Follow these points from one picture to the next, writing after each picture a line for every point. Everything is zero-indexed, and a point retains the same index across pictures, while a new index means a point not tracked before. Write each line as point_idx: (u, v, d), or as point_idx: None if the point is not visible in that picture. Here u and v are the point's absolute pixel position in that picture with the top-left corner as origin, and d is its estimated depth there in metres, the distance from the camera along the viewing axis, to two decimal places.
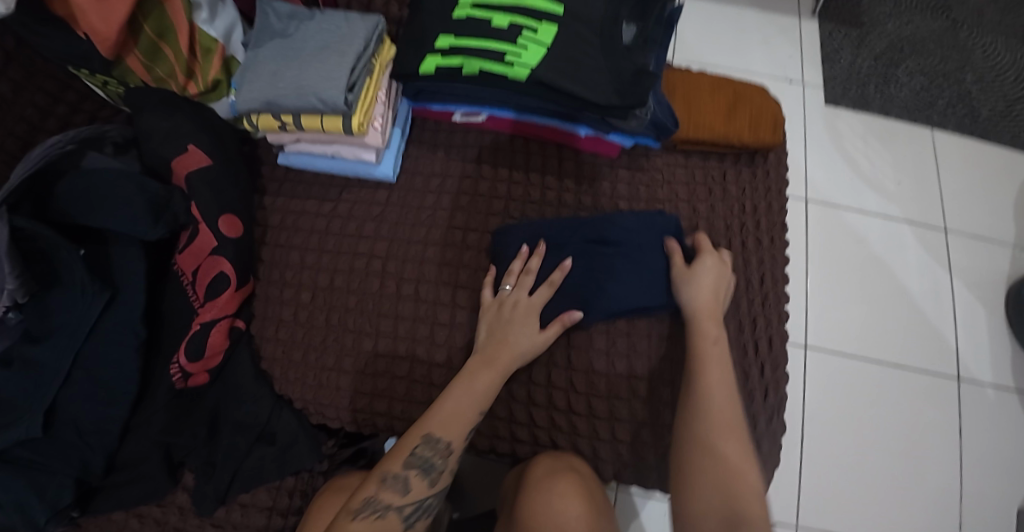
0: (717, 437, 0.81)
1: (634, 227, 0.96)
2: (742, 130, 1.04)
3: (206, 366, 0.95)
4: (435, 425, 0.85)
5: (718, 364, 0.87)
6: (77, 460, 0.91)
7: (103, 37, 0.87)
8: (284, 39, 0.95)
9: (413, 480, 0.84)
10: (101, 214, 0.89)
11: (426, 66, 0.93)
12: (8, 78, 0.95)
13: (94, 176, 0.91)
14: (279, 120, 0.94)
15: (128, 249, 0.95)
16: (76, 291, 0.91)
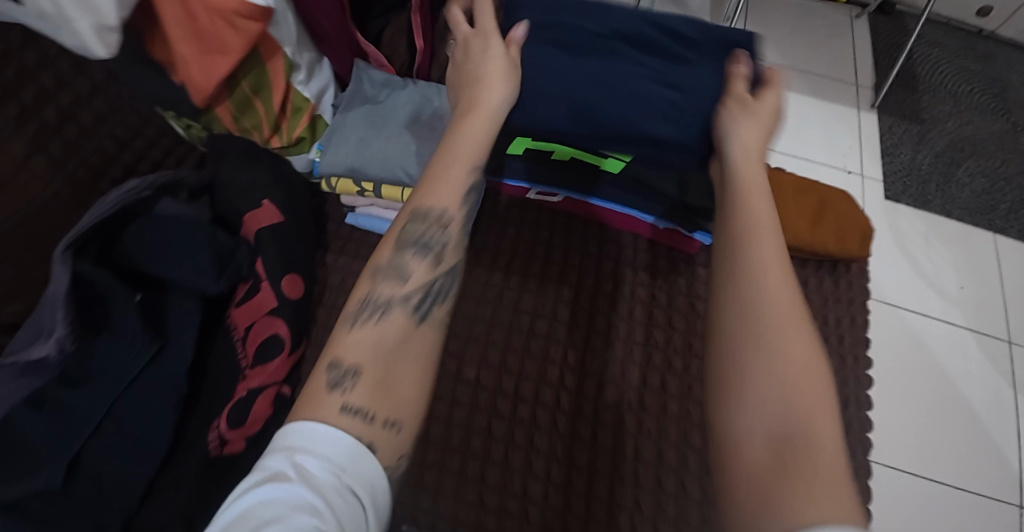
0: (763, 286, 0.61)
1: (700, 74, 0.77)
2: (828, 240, 0.98)
3: (245, 434, 0.88)
4: (423, 195, 0.68)
5: (801, 356, 0.58)
6: (94, 523, 0.81)
7: (200, 88, 0.84)
8: (375, 106, 0.93)
9: (399, 286, 0.66)
10: (167, 265, 0.88)
11: (514, 145, 0.93)
12: (92, 108, 0.98)
13: (166, 225, 0.89)
14: (358, 186, 0.91)
15: (185, 299, 0.91)
16: (129, 339, 0.86)
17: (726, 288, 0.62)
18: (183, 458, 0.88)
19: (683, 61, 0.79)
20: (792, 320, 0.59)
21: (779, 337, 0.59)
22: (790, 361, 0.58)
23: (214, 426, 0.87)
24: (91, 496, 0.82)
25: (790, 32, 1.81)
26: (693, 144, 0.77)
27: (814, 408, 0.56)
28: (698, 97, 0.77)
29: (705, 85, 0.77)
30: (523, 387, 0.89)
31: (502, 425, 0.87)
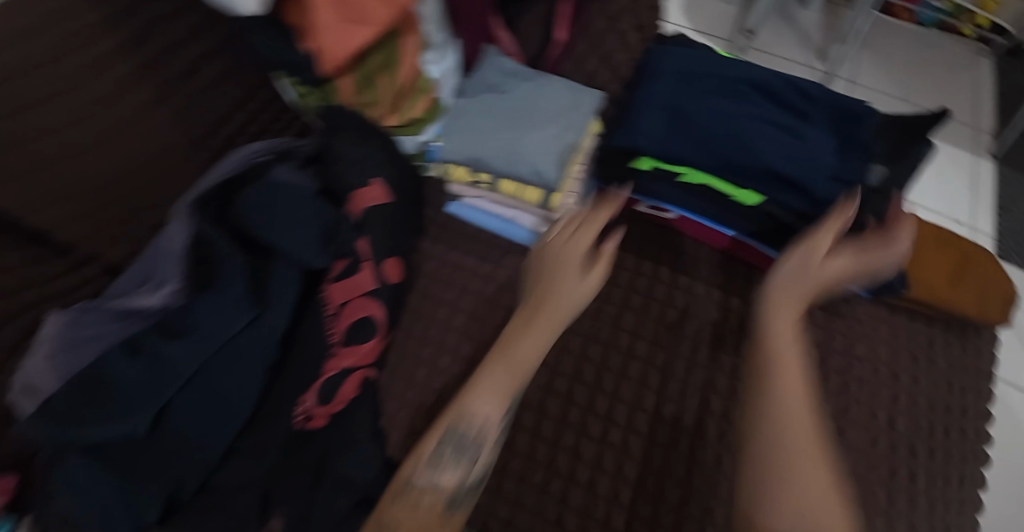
0: (787, 410, 0.69)
1: (819, 137, 0.84)
2: (964, 300, 0.90)
3: (331, 410, 0.87)
4: (494, 368, 0.80)
5: (794, 422, 0.69)
6: (173, 480, 0.81)
7: (333, 54, 0.85)
8: (499, 97, 0.90)
9: (453, 446, 0.76)
10: (274, 234, 0.84)
11: (640, 162, 0.87)
12: (220, 65, 1.00)
13: (277, 191, 0.86)
14: (472, 177, 0.88)
15: (288, 272, 0.89)
16: (229, 304, 0.85)
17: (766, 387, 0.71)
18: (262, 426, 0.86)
19: (800, 131, 0.84)
20: (802, 427, 0.68)
21: (781, 413, 0.69)
22: (794, 449, 0.67)
23: (299, 403, 0.85)
24: (174, 448, 0.81)
25: (914, 67, 1.62)
26: (825, 190, 0.80)
27: (790, 471, 0.66)
28: (814, 143, 0.83)
29: (826, 151, 0.83)
30: (617, 411, 0.85)
31: (590, 446, 0.82)
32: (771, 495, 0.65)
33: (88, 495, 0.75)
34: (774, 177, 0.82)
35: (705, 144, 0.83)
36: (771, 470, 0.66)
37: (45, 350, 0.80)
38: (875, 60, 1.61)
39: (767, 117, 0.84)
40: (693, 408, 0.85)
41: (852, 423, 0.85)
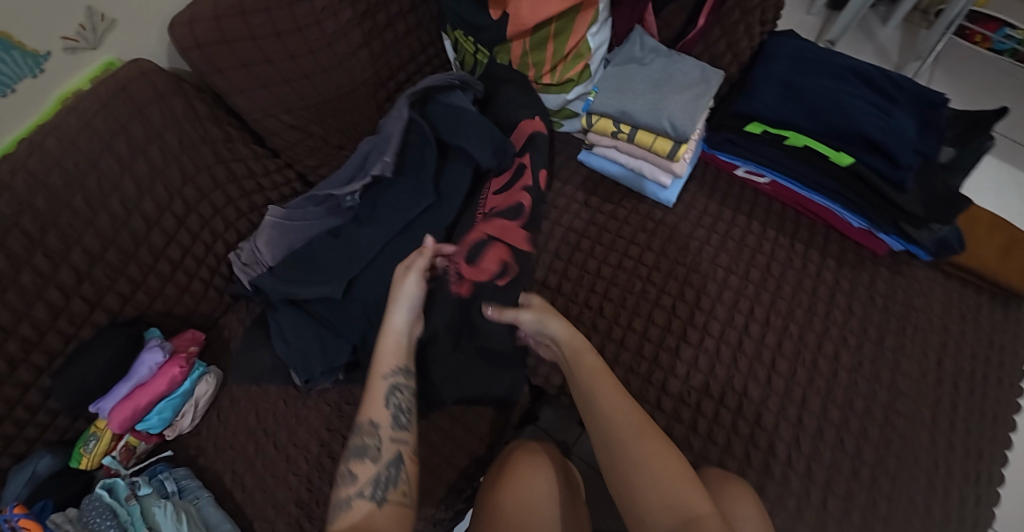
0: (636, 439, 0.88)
1: (903, 118, 1.05)
2: (1010, 272, 1.06)
3: (477, 276, 1.09)
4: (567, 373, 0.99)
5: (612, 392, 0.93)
6: (359, 331, 1.07)
7: (521, 21, 1.10)
8: (643, 67, 1.13)
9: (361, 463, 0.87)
10: (458, 137, 1.12)
11: (753, 126, 1.11)
12: (407, 21, 1.23)
13: (458, 110, 1.14)
14: (615, 127, 1.12)
15: (460, 168, 1.14)
16: (411, 191, 1.11)
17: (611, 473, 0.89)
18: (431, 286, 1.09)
19: (887, 112, 1.05)
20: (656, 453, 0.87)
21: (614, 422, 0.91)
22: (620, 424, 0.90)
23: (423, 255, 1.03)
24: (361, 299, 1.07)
25: None
26: (898, 154, 1.01)
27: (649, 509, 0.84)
28: (899, 122, 1.04)
29: (908, 129, 1.04)
30: (711, 323, 1.06)
31: (689, 349, 1.05)
32: (633, 470, 0.86)
33: (300, 328, 1.07)
34: (868, 145, 1.04)
35: (814, 113, 1.06)
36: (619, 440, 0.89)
37: (266, 234, 1.12)
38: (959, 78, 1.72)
39: (862, 97, 1.06)
40: (773, 329, 1.06)
41: (906, 358, 1.03)
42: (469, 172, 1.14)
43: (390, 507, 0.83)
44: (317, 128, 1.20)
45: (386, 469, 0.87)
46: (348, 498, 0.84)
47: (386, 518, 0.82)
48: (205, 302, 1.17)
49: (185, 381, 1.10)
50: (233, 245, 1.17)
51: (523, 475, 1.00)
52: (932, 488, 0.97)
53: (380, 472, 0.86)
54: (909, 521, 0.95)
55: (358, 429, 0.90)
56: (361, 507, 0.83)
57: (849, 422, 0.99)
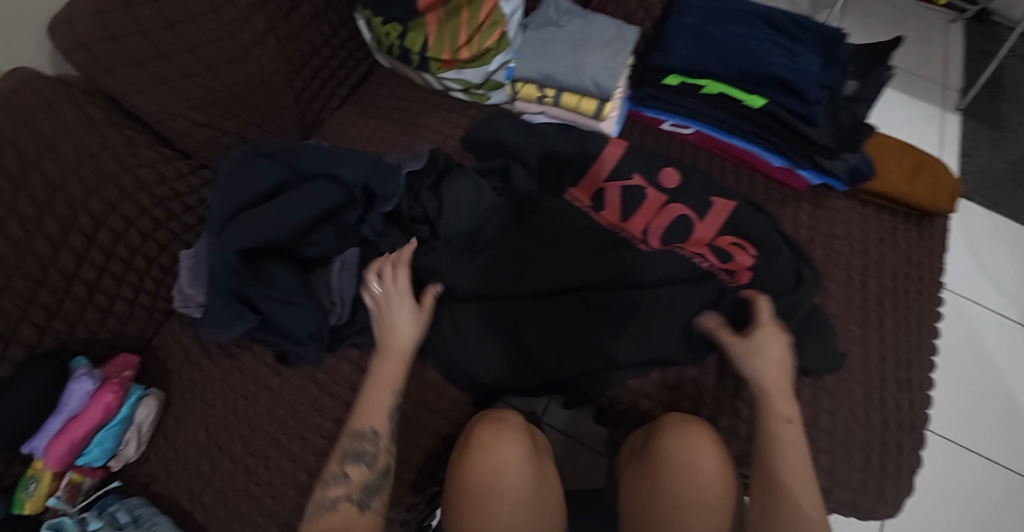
0: (787, 494, 0.87)
1: (808, 55, 1.09)
2: (921, 194, 1.13)
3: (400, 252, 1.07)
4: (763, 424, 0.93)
5: (797, 450, 0.90)
6: (309, 325, 1.03)
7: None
8: (559, 29, 1.14)
9: (355, 470, 0.93)
10: (289, 157, 1.09)
11: (672, 79, 1.13)
12: (312, 4, 1.18)
13: (315, 148, 1.11)
14: (540, 92, 1.15)
15: (255, 164, 1.07)
16: (302, 195, 1.04)
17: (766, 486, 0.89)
18: (287, 300, 1.02)
19: (793, 50, 1.09)
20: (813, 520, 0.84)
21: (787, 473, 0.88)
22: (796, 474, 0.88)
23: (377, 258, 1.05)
24: (292, 317, 1.02)
25: (889, 32, 1.90)
26: (807, 90, 1.05)
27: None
28: (806, 61, 1.08)
29: (813, 66, 1.08)
30: None
31: None
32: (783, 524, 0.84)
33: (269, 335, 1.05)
34: (776, 84, 1.07)
35: (727, 60, 1.09)
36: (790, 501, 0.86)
37: (191, 270, 1.09)
38: (856, 25, 1.88)
39: (769, 41, 1.10)
40: None
41: (833, 282, 1.10)
42: (330, 184, 1.06)
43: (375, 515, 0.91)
44: (230, 123, 1.15)
45: (377, 477, 0.93)
46: (332, 503, 0.90)
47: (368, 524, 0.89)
48: (132, 323, 1.11)
49: (122, 407, 1.05)
50: (154, 257, 1.11)
51: (501, 481, 0.98)
52: (870, 397, 1.03)
53: (372, 478, 0.93)
54: (854, 432, 1.01)
55: (348, 435, 0.95)
56: (343, 511, 0.89)
57: None
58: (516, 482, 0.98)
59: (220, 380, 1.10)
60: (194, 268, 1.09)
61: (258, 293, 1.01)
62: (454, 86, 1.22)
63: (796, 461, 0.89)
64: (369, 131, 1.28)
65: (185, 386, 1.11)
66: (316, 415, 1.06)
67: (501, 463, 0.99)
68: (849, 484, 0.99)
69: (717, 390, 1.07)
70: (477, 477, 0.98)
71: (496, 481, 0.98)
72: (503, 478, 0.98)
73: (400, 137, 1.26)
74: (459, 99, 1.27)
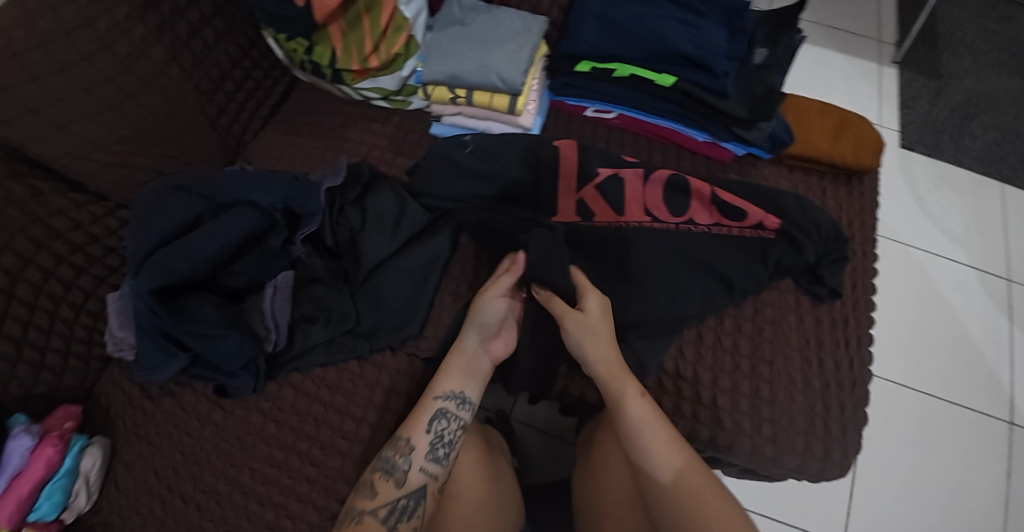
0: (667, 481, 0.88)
1: (713, 27, 1.09)
2: (843, 152, 1.13)
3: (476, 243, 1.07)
4: (625, 389, 0.94)
5: (655, 425, 0.91)
6: (241, 358, 1.02)
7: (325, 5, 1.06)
8: (465, 27, 1.13)
9: (379, 483, 0.91)
10: (206, 185, 1.07)
11: (582, 65, 1.12)
12: (214, 27, 1.15)
13: (231, 174, 1.09)
14: (452, 93, 1.13)
15: (173, 198, 1.05)
16: (220, 225, 1.02)
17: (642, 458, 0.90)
18: (212, 334, 1.00)
19: (696, 25, 1.08)
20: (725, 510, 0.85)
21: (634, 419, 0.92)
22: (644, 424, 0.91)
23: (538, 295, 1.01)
24: (221, 352, 1.01)
25: None
26: (714, 65, 1.05)
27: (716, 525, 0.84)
28: (711, 35, 1.07)
29: (718, 38, 1.07)
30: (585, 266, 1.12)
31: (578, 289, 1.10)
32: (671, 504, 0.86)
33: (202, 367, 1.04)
34: (684, 61, 1.07)
35: (631, 42, 1.08)
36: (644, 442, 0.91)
37: (121, 313, 1.07)
38: None
39: (673, 18, 1.09)
40: None
41: None
42: (249, 212, 1.04)
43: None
44: (143, 158, 1.12)
45: (405, 498, 0.91)
46: (357, 514, 0.89)
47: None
48: (69, 374, 1.09)
49: (66, 459, 1.02)
50: (81, 305, 1.08)
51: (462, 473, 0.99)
52: (807, 361, 1.03)
53: (401, 499, 0.91)
54: (794, 397, 1.01)
55: (386, 445, 0.94)
56: (366, 524, 0.88)
57: (726, 321, 1.05)
58: (470, 482, 0.98)
59: (164, 419, 1.08)
60: (122, 311, 1.07)
61: (180, 332, 0.99)
62: (373, 95, 1.19)
63: (649, 421, 0.92)
64: (294, 150, 1.23)
65: (130, 430, 1.09)
66: (264, 445, 1.05)
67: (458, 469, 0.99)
68: (795, 449, 0.99)
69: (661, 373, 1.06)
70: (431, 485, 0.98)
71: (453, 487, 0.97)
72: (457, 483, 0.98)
73: (325, 152, 1.21)
74: (382, 107, 1.24)
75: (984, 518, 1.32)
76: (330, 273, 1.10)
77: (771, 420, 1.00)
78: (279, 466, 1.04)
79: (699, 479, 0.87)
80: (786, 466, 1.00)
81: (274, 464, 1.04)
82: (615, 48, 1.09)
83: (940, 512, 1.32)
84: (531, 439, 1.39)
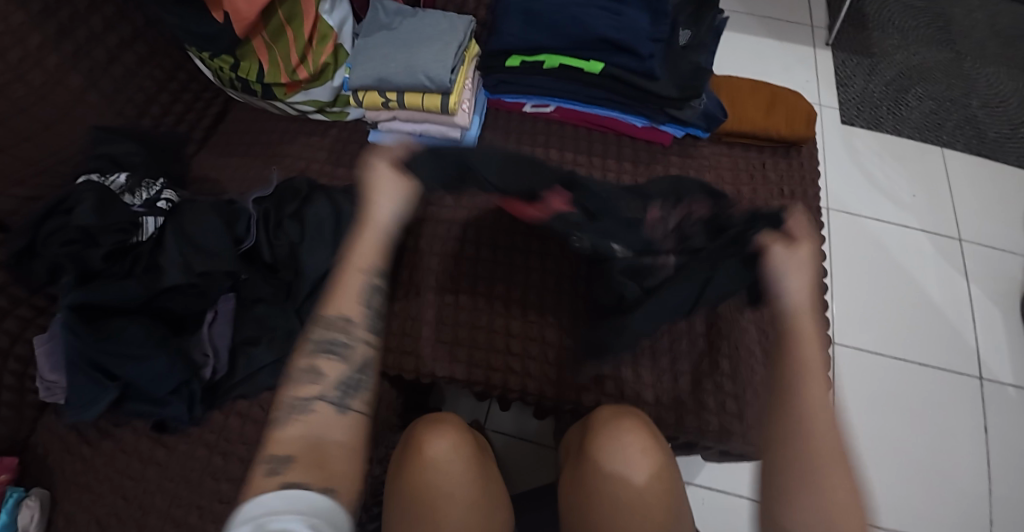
0: (814, 449, 0.77)
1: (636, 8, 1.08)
2: (779, 125, 1.13)
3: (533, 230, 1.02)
4: (809, 330, 0.83)
5: (819, 366, 0.81)
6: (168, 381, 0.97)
7: (241, 17, 1.04)
8: (390, 31, 1.12)
9: (326, 362, 0.83)
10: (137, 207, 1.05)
11: (514, 60, 1.10)
12: (134, 51, 1.13)
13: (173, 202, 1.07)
14: (383, 97, 1.11)
15: None
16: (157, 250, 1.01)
17: (820, 406, 0.79)
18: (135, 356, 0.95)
19: (618, 11, 1.08)
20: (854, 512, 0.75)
21: (804, 388, 0.80)
22: (815, 411, 0.79)
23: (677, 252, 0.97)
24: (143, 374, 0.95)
25: None
26: (637, 47, 1.05)
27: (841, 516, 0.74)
28: (633, 17, 1.07)
29: (639, 22, 1.07)
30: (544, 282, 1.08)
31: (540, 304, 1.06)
32: (819, 478, 0.76)
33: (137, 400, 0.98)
34: (611, 46, 1.06)
35: (556, 31, 1.07)
36: (813, 435, 0.78)
37: (48, 354, 1.00)
38: None
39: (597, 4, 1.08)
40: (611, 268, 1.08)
41: None
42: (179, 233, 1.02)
43: (350, 418, 0.81)
44: None
45: (357, 373, 0.84)
46: (310, 401, 0.81)
47: (343, 428, 0.81)
48: (1, 425, 1.01)
49: None
50: (7, 349, 1.01)
51: (457, 480, 0.90)
52: (765, 332, 1.02)
53: (351, 375, 0.83)
54: (756, 370, 1.00)
55: (323, 322, 0.84)
56: (317, 411, 0.80)
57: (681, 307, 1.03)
58: (463, 486, 0.90)
59: (102, 463, 1.01)
60: (54, 353, 1.00)
61: (102, 354, 0.95)
62: (308, 108, 1.17)
63: (818, 368, 0.81)
64: (230, 170, 1.18)
65: (69, 480, 1.01)
66: (210, 479, 0.99)
67: (444, 475, 0.90)
68: (763, 423, 0.97)
69: (616, 362, 1.02)
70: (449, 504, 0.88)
71: (450, 501, 0.88)
72: (454, 491, 0.89)
73: (261, 170, 1.17)
74: (318, 121, 1.21)
75: (967, 477, 1.31)
76: (273, 291, 1.06)
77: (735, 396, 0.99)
78: (228, 500, 0.98)
79: (824, 455, 0.77)
80: (756, 442, 0.98)
81: (223, 499, 0.98)
82: (542, 37, 1.08)
83: (925, 475, 1.31)
84: (503, 448, 1.35)
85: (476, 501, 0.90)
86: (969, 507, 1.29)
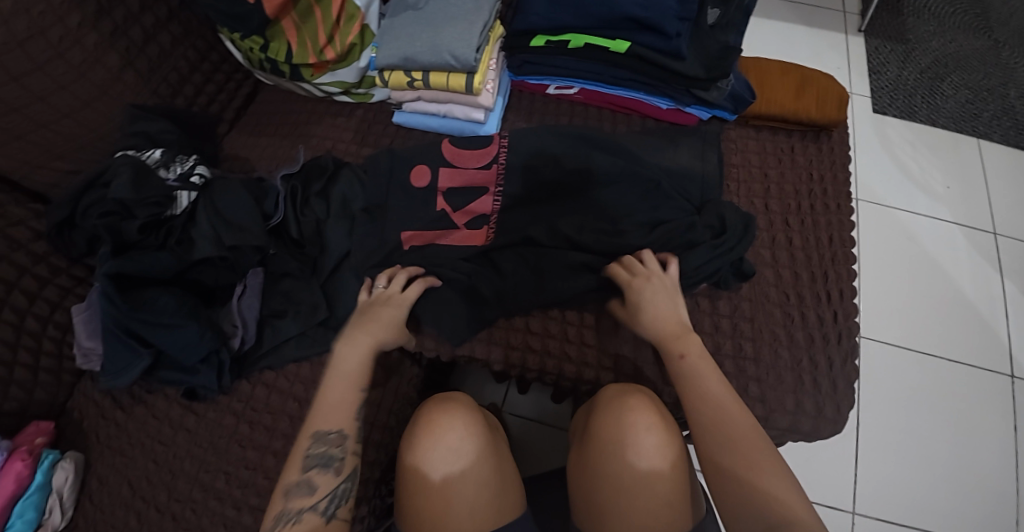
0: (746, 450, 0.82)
1: None
2: (809, 107, 1.12)
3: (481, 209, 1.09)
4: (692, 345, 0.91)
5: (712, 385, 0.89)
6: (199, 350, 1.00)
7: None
8: (416, 12, 1.14)
9: (316, 477, 0.88)
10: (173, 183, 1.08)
11: (537, 40, 1.13)
12: (170, 31, 1.16)
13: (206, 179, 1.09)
14: (409, 76, 1.13)
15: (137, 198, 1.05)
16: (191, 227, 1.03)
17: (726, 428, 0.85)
18: (168, 325, 0.98)
19: None
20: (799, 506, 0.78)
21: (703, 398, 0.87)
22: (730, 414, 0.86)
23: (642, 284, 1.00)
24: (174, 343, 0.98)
25: None
26: (665, 26, 1.05)
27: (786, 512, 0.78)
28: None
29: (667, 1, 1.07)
30: None
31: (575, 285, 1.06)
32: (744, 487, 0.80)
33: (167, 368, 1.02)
34: (636, 25, 1.08)
35: (582, 11, 1.09)
36: (731, 435, 0.84)
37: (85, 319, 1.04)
38: None
39: None
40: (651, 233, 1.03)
41: None
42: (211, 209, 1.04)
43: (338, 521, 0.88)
44: None
45: (343, 483, 0.90)
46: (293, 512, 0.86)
47: None
48: (40, 389, 1.05)
49: (36, 473, 0.98)
50: (47, 317, 1.05)
51: (455, 463, 0.92)
52: (790, 316, 1.01)
53: (338, 485, 0.89)
54: (779, 354, 0.99)
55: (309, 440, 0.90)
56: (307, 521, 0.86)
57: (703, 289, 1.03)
58: (467, 469, 0.91)
59: (133, 428, 1.04)
60: (92, 320, 1.04)
61: (136, 321, 0.97)
62: (333, 90, 1.19)
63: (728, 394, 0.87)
64: (259, 150, 1.21)
65: (103, 443, 1.04)
66: (236, 447, 1.02)
67: (441, 457, 0.92)
68: (785, 407, 0.97)
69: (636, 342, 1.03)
70: (449, 486, 0.90)
71: (449, 485, 0.90)
72: (455, 476, 0.91)
73: (291, 149, 1.19)
74: (345, 102, 1.23)
75: (995, 476, 1.28)
76: (299, 265, 1.08)
77: (758, 380, 0.98)
78: (254, 468, 1.00)
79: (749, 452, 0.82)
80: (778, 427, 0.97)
81: (249, 466, 1.00)
82: (568, 19, 1.09)
83: (950, 472, 1.29)
84: (524, 430, 1.36)
85: (477, 482, 0.91)
86: (996, 507, 1.26)
